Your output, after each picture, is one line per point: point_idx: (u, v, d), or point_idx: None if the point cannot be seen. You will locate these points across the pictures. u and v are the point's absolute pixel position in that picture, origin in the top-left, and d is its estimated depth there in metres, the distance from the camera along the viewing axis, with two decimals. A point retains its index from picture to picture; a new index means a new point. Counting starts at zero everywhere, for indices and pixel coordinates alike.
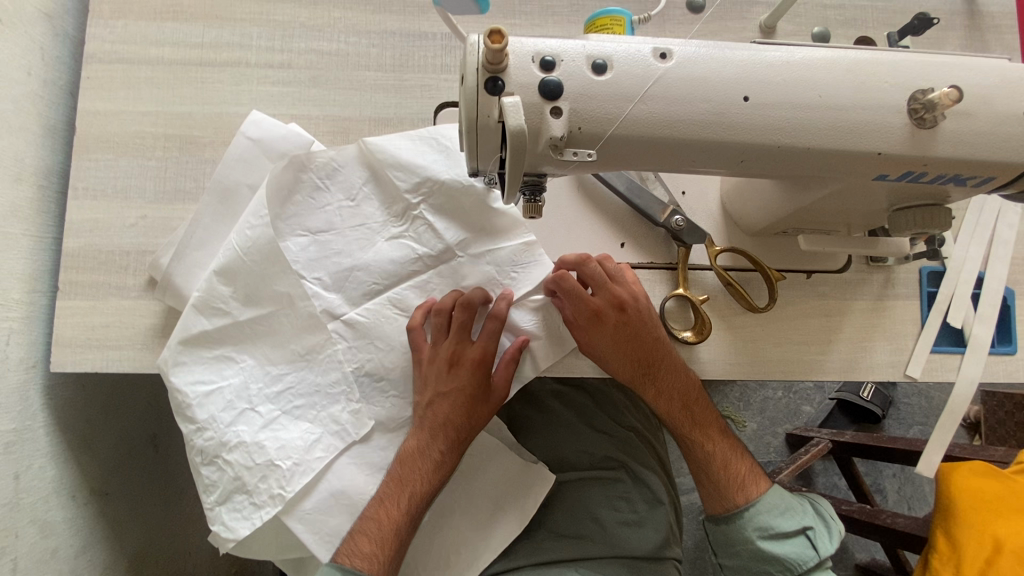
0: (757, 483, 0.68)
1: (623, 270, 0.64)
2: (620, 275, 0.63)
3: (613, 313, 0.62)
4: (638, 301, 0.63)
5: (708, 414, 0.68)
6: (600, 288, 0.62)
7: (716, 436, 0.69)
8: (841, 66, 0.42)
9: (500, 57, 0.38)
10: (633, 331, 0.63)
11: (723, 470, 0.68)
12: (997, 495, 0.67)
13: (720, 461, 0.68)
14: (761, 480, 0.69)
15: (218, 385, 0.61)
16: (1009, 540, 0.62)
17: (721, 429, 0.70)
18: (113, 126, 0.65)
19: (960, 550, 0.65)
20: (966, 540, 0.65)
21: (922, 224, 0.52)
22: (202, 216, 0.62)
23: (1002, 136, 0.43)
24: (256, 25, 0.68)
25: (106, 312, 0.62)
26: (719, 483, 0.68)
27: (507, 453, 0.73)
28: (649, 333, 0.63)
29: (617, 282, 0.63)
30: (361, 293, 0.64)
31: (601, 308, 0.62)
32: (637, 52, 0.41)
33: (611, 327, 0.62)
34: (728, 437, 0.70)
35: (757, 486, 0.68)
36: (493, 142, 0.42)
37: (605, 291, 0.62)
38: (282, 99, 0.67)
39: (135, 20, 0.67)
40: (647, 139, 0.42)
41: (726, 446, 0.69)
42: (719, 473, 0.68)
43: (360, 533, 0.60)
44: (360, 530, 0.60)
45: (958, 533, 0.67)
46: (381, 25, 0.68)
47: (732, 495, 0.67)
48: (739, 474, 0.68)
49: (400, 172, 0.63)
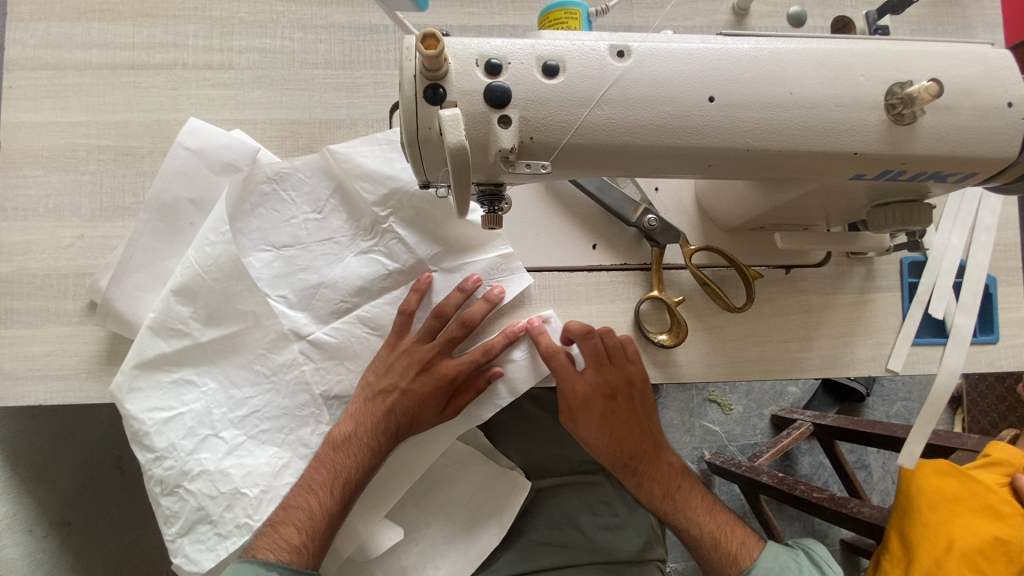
0: (749, 553, 0.65)
1: (624, 347, 0.62)
2: (621, 354, 0.62)
3: (602, 399, 0.63)
4: (631, 382, 0.63)
5: (692, 496, 0.67)
6: (593, 365, 0.62)
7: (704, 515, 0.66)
8: (812, 58, 0.39)
9: (438, 64, 0.35)
10: (620, 416, 0.64)
11: (711, 547, 0.65)
12: (955, 494, 0.66)
13: (711, 540, 0.65)
14: (756, 549, 0.65)
15: (178, 411, 0.57)
16: (960, 541, 0.63)
17: (709, 506, 0.67)
18: (40, 139, 0.60)
19: (912, 548, 0.65)
20: (918, 538, 0.64)
21: (901, 222, 0.50)
22: (141, 234, 0.58)
23: (983, 130, 0.40)
24: (192, 22, 0.62)
25: (45, 340, 0.58)
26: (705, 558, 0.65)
27: (480, 462, 0.71)
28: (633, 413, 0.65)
29: (614, 361, 0.62)
30: (328, 312, 0.60)
31: (586, 391, 0.62)
32: (592, 50, 0.38)
33: (598, 411, 0.63)
34: (717, 513, 0.67)
35: (749, 556, 0.65)
36: (438, 155, 0.38)
37: (598, 369, 0.62)
38: (225, 103, 0.62)
39: (58, 21, 0.61)
40: (606, 147, 0.39)
41: (717, 521, 0.66)
42: (710, 552, 0.65)
43: (285, 525, 0.56)
44: (284, 521, 0.56)
45: (912, 530, 0.65)
46: (329, 18, 0.63)
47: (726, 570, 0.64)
48: (733, 550, 0.65)
49: (366, 183, 0.59)
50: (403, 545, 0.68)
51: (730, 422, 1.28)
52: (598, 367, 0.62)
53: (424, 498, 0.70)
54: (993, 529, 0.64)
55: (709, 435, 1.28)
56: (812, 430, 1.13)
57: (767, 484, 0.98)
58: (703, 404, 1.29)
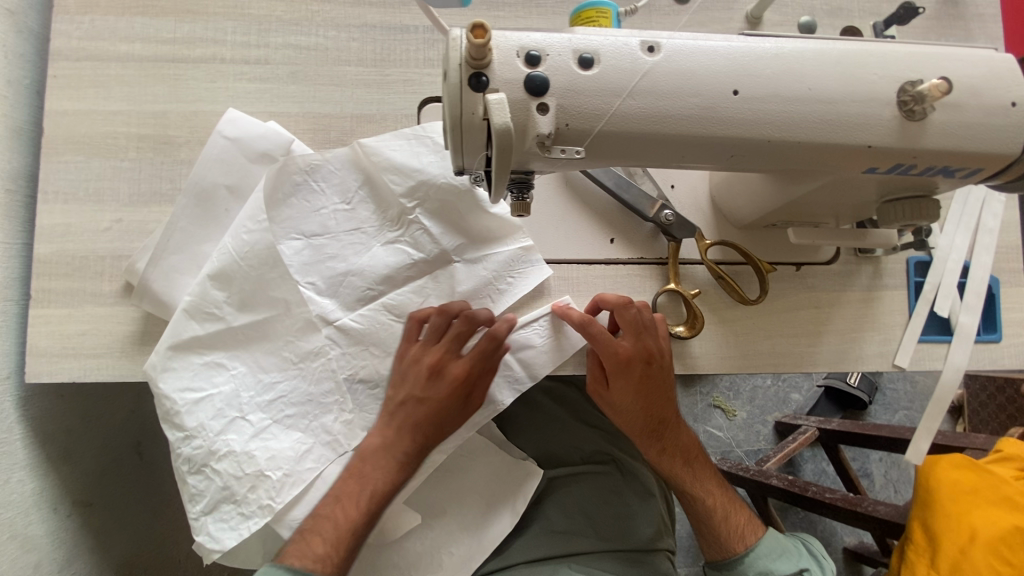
0: (755, 530, 0.69)
1: (657, 322, 0.62)
2: (655, 328, 0.62)
3: (641, 366, 0.62)
4: (665, 354, 0.62)
5: (706, 470, 0.70)
6: (637, 333, 0.61)
7: (716, 491, 0.69)
8: (830, 57, 0.42)
9: (484, 53, 0.37)
10: (657, 385, 0.63)
11: (724, 521, 0.68)
12: (973, 486, 0.68)
13: (720, 514, 0.68)
14: (760, 528, 0.70)
15: (207, 393, 0.59)
16: (984, 531, 0.64)
17: (718, 481, 0.70)
18: (82, 126, 0.62)
19: (936, 540, 0.67)
20: (942, 529, 0.67)
21: (911, 217, 0.52)
22: (178, 218, 0.60)
23: (989, 127, 0.43)
24: (231, 19, 0.65)
25: (81, 319, 0.60)
26: (719, 534, 0.68)
27: (496, 452, 0.73)
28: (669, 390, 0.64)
29: (649, 331, 0.61)
30: (354, 298, 0.62)
31: (628, 355, 0.61)
32: (625, 45, 0.40)
33: (636, 378, 0.62)
34: (725, 489, 0.70)
35: (755, 532, 0.69)
36: (479, 139, 0.41)
37: (636, 338, 0.61)
38: (260, 96, 0.65)
39: (103, 15, 0.64)
40: (635, 135, 0.41)
41: (724, 498, 0.69)
42: (721, 524, 0.68)
43: (314, 534, 0.58)
44: (313, 529, 0.58)
45: (933, 523, 0.68)
46: (362, 18, 0.66)
47: (732, 545, 0.68)
48: (740, 525, 0.69)
49: (396, 175, 0.61)
50: (419, 532, 0.69)
51: (734, 427, 1.30)
52: (641, 337, 0.61)
53: (440, 485, 0.71)
54: (1018, 518, 0.64)
55: (714, 439, 1.29)
56: (818, 434, 1.15)
57: (780, 487, 0.98)
58: (708, 408, 1.30)
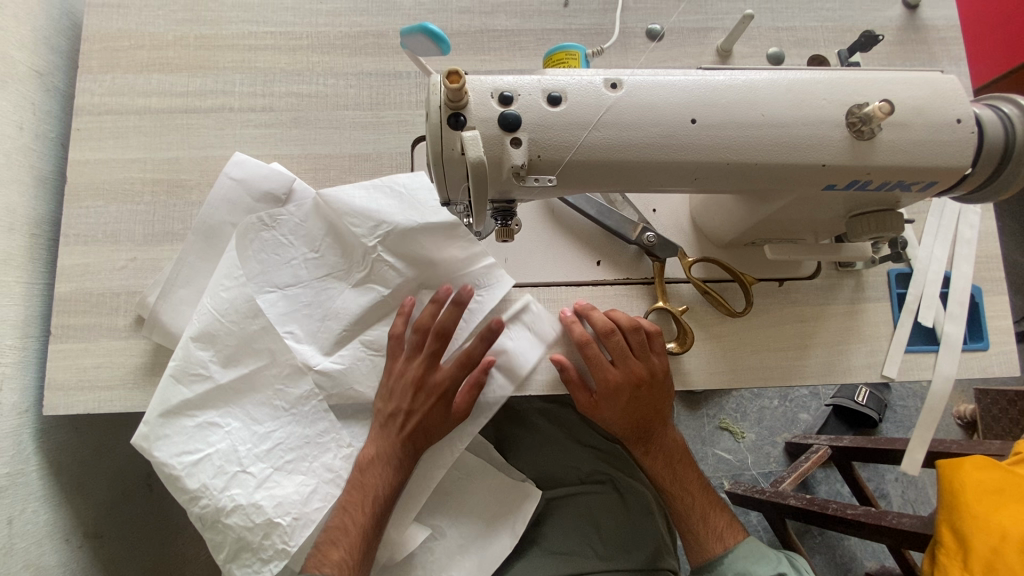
0: (734, 533, 0.69)
1: (651, 342, 0.64)
2: (651, 346, 0.64)
3: (629, 389, 0.65)
4: (654, 375, 0.65)
5: (689, 472, 0.71)
6: (622, 358, 0.64)
7: (698, 492, 0.71)
8: (781, 85, 0.45)
9: (460, 95, 0.41)
10: (642, 402, 0.66)
11: (702, 521, 0.69)
12: (998, 486, 0.60)
13: (698, 513, 0.70)
14: (739, 532, 0.70)
15: (205, 453, 0.60)
16: (1017, 532, 0.56)
17: (701, 483, 0.72)
18: (102, 174, 0.68)
19: (967, 541, 0.60)
20: (971, 531, 0.60)
21: (876, 229, 0.55)
22: (188, 254, 0.64)
23: (935, 143, 0.46)
24: (238, 72, 0.71)
25: (96, 353, 0.63)
26: (697, 534, 0.69)
27: (494, 474, 0.74)
28: (658, 404, 0.67)
29: (637, 355, 0.65)
30: (334, 342, 0.64)
31: (617, 382, 0.64)
32: (589, 83, 0.44)
33: (624, 398, 0.65)
34: (706, 488, 0.72)
35: (734, 534, 0.69)
36: (459, 173, 0.45)
37: (625, 365, 0.64)
38: (265, 140, 0.70)
39: (122, 73, 0.70)
40: (603, 163, 0.45)
41: (705, 499, 0.71)
42: (698, 524, 0.69)
43: (328, 544, 0.61)
44: (327, 541, 0.61)
45: (961, 523, 0.61)
46: (358, 66, 0.72)
47: (710, 545, 0.68)
48: (717, 526, 0.69)
49: (356, 218, 0.63)
50: (420, 554, 0.70)
51: (742, 450, 1.29)
52: (627, 362, 0.64)
53: (441, 508, 0.72)
54: None
55: (723, 463, 1.28)
56: (830, 452, 1.14)
57: (797, 506, 0.97)
58: (716, 431, 1.30)
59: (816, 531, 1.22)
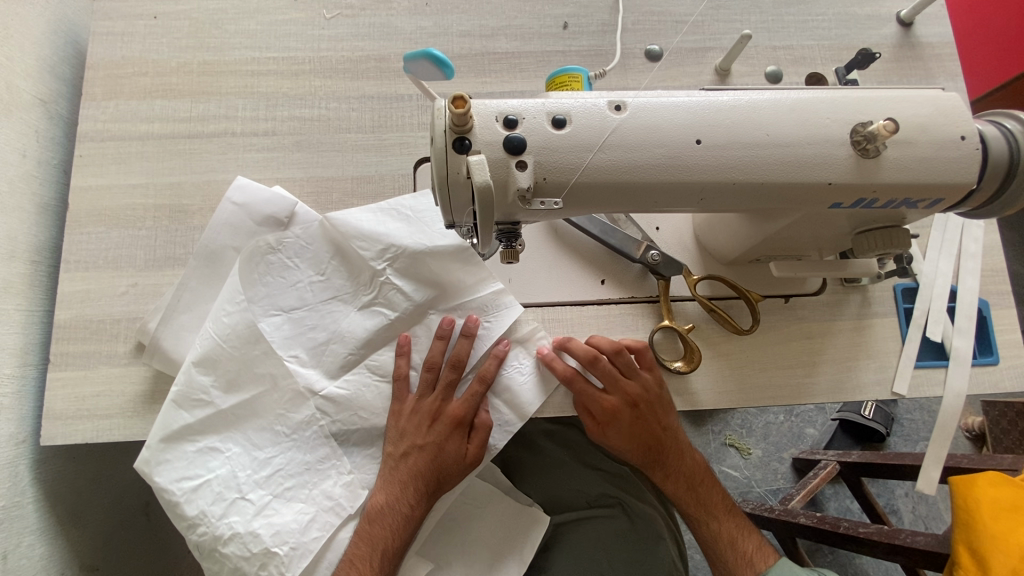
0: (764, 556, 0.68)
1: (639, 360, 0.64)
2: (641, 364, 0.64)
3: (628, 411, 0.65)
4: (650, 393, 0.64)
5: (710, 492, 0.70)
6: (614, 380, 0.64)
7: (720, 514, 0.69)
8: (785, 105, 0.45)
9: (464, 120, 0.41)
10: (644, 424, 0.65)
11: (731, 546, 0.68)
12: (1013, 502, 0.59)
13: (726, 538, 0.68)
14: (770, 556, 0.68)
15: (204, 479, 0.59)
16: None
17: (724, 503, 0.70)
18: (103, 199, 0.67)
19: (986, 561, 0.58)
20: (990, 550, 0.58)
21: (883, 245, 0.54)
22: (190, 278, 0.64)
23: (941, 160, 0.46)
24: (241, 96, 0.71)
25: (95, 381, 0.62)
26: (727, 560, 0.68)
27: (500, 499, 0.73)
28: (660, 424, 0.66)
29: (629, 376, 0.64)
30: (338, 365, 0.63)
31: (614, 407, 0.64)
32: (593, 105, 0.44)
33: (625, 421, 0.65)
34: (730, 509, 0.70)
35: (764, 557, 0.68)
36: (464, 196, 0.44)
37: (619, 386, 0.64)
38: (267, 164, 0.70)
39: (125, 99, 0.71)
40: (609, 184, 0.45)
41: (731, 522, 0.69)
42: (726, 550, 0.68)
43: None
44: None
45: (978, 542, 0.59)
46: (360, 90, 0.72)
47: (740, 570, 0.67)
48: (745, 549, 0.68)
49: (363, 241, 0.63)
50: None
51: (750, 467, 1.27)
52: (621, 384, 0.64)
53: (445, 535, 0.71)
54: None
55: (731, 480, 1.26)
56: (839, 469, 1.12)
57: (808, 525, 0.95)
58: (723, 448, 1.28)
59: (828, 550, 1.19)
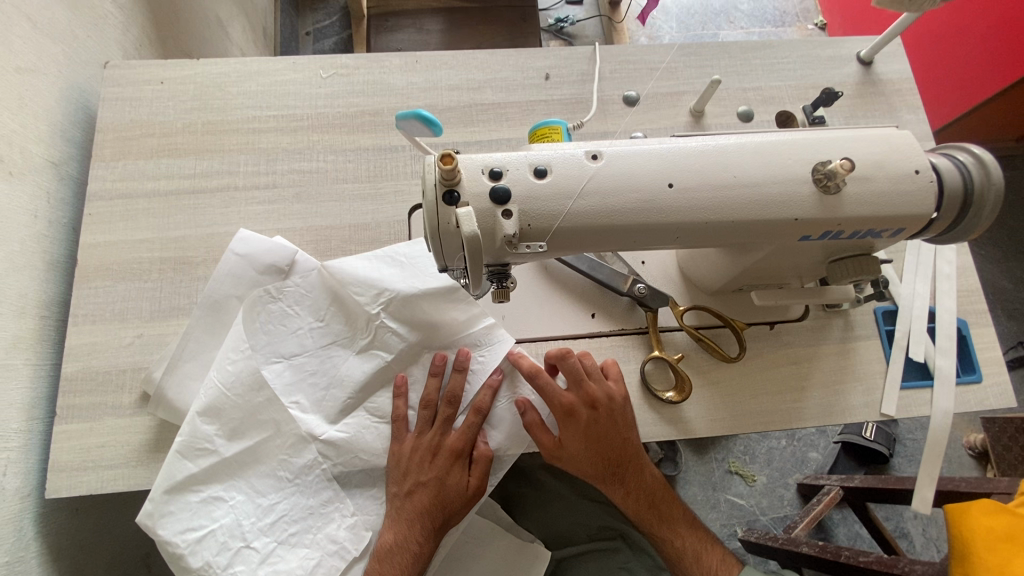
0: None
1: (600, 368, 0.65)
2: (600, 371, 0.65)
3: (584, 411, 0.64)
4: (611, 399, 0.64)
5: (673, 509, 0.69)
6: (576, 382, 0.64)
7: (684, 530, 0.69)
8: (750, 148, 0.49)
9: (453, 174, 0.45)
10: (605, 432, 0.64)
11: (695, 563, 0.67)
12: (1009, 532, 0.59)
13: (692, 554, 0.68)
14: (733, 565, 0.68)
15: (209, 529, 0.60)
16: None
17: (688, 520, 0.70)
18: (111, 254, 0.70)
19: None
20: None
21: (857, 272, 0.57)
22: (194, 328, 0.66)
23: (898, 193, 0.49)
24: (243, 152, 0.76)
25: (100, 432, 0.63)
26: None
27: (502, 535, 0.73)
28: (621, 433, 0.65)
29: (591, 379, 0.64)
30: (338, 408, 0.65)
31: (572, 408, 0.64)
32: (572, 155, 0.48)
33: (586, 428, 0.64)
34: (696, 528, 0.70)
35: None
36: (455, 244, 0.47)
37: (579, 389, 0.64)
38: (268, 215, 0.73)
39: (133, 160, 0.75)
40: (590, 228, 0.48)
41: (696, 539, 0.69)
42: (693, 566, 0.67)
43: None
44: None
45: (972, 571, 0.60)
46: (356, 142, 0.77)
47: None
48: (712, 564, 0.67)
49: (360, 287, 0.66)
50: None
51: (755, 494, 1.26)
52: (581, 386, 0.64)
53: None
54: None
55: (736, 509, 1.25)
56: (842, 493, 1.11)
57: (811, 555, 0.94)
58: (726, 476, 1.28)
59: None
